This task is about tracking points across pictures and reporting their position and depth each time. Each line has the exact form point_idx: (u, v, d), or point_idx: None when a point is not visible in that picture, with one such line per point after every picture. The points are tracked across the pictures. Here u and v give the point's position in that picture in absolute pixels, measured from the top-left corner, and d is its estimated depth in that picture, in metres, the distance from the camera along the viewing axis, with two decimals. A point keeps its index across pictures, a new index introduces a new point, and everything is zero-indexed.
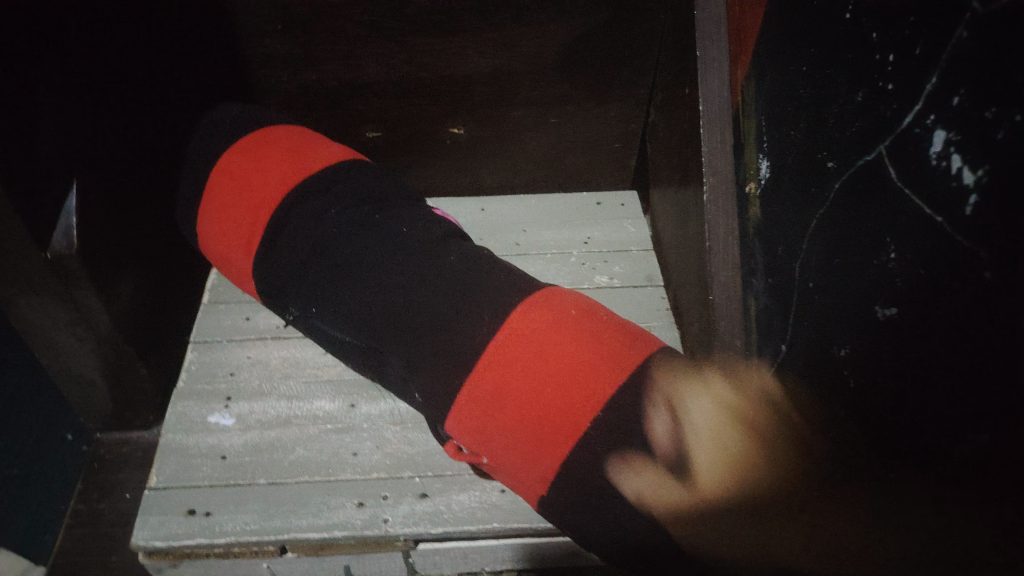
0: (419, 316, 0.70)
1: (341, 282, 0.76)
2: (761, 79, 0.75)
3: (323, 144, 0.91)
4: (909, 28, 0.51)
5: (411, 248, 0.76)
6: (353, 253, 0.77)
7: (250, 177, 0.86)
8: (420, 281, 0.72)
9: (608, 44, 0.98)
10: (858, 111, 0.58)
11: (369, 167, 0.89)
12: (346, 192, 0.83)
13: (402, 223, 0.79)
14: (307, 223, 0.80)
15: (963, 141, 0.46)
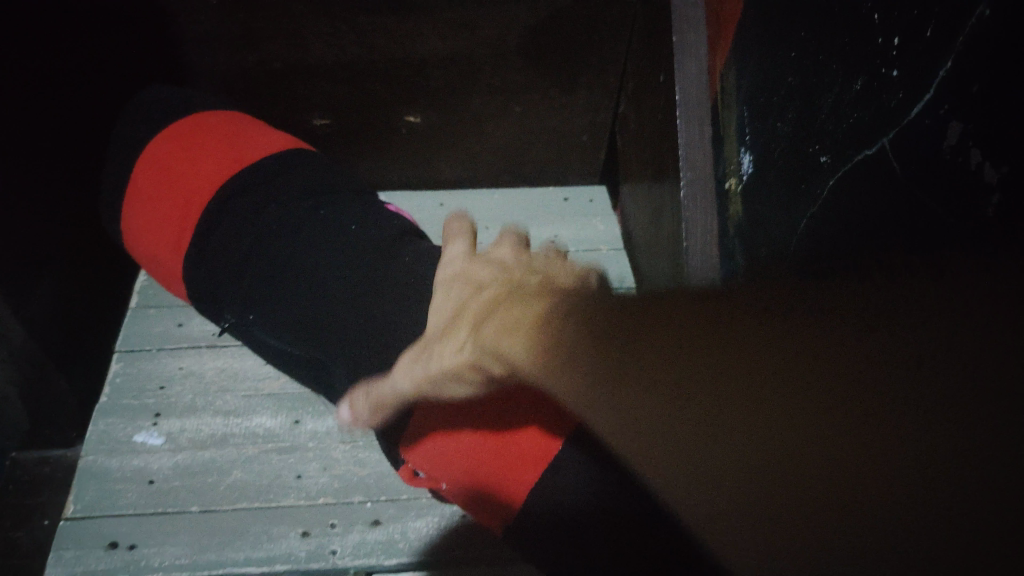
0: (368, 326, 0.62)
1: (279, 287, 0.68)
2: (744, 68, 0.70)
3: (265, 133, 0.82)
4: (918, 7, 0.45)
5: (359, 249, 0.67)
6: (293, 254, 0.68)
7: (178, 170, 0.77)
8: (370, 288, 0.64)
9: (577, 27, 0.91)
10: (856, 102, 0.52)
11: (316, 159, 0.81)
12: (289, 185, 0.74)
13: (351, 221, 0.71)
14: (243, 220, 0.72)
15: (982, 133, 0.40)
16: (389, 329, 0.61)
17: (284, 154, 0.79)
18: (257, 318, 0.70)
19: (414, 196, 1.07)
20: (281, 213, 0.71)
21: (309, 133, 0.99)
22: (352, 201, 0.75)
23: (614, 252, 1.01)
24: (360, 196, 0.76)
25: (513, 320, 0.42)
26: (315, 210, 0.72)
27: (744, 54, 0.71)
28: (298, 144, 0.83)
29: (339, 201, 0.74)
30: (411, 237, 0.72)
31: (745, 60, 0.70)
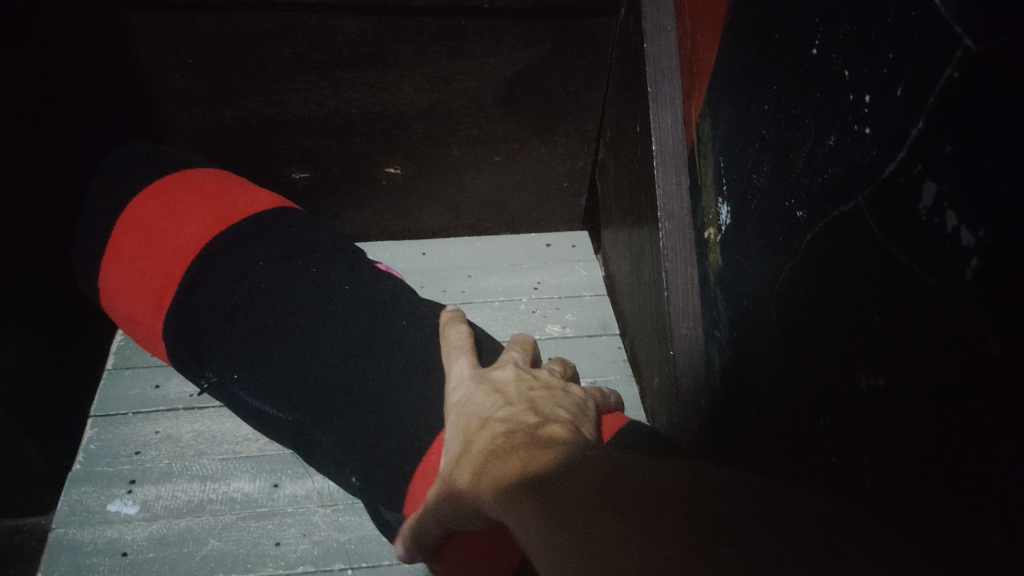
0: (349, 394, 0.61)
1: (256, 349, 0.66)
2: (719, 118, 0.71)
3: (242, 189, 0.81)
4: (887, 66, 0.45)
5: (339, 309, 0.66)
6: (272, 314, 0.67)
7: (158, 228, 0.75)
8: (350, 352, 0.63)
9: (553, 77, 0.92)
10: (830, 157, 0.52)
11: (296, 215, 0.79)
12: (270, 242, 0.73)
13: (330, 277, 0.70)
14: (220, 278, 0.70)
15: (957, 196, 0.40)
16: (368, 397, 0.60)
17: (261, 211, 0.77)
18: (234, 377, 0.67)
19: (394, 247, 1.07)
20: (258, 271, 0.69)
21: (289, 186, 0.98)
22: (333, 256, 0.73)
23: (597, 298, 1.00)
24: (343, 251, 0.75)
25: (504, 435, 0.46)
26: (295, 267, 0.70)
27: (719, 104, 0.71)
28: (276, 199, 0.82)
29: (319, 257, 0.72)
30: (395, 294, 0.70)
31: (720, 111, 0.70)
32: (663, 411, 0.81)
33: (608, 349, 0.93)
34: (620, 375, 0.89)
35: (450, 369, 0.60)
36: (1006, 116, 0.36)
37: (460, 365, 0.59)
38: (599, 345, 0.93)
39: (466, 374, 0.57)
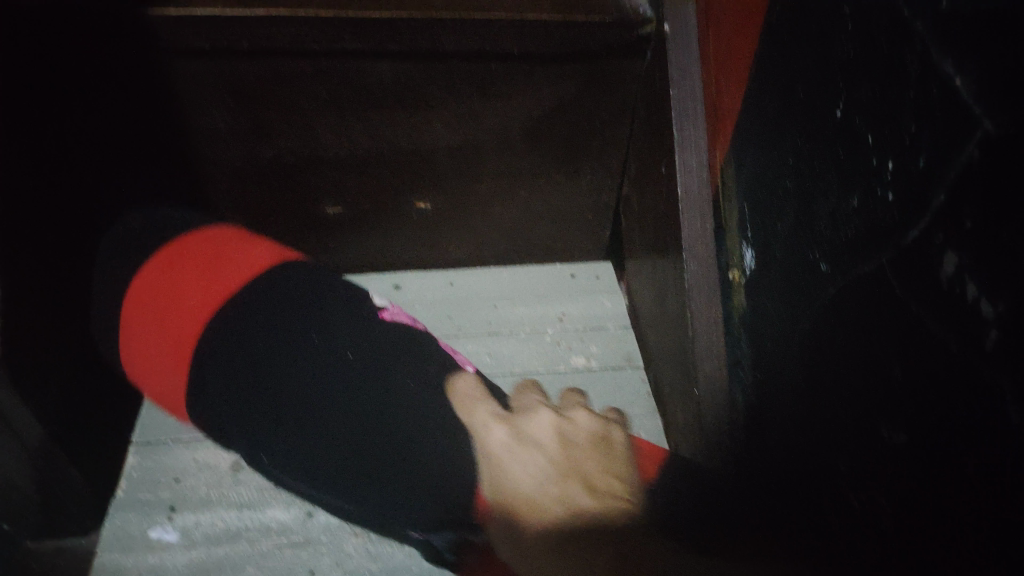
0: (404, 470, 0.66)
1: (295, 435, 0.65)
2: (743, 165, 0.73)
3: (248, 244, 0.76)
4: (909, 137, 0.47)
5: (368, 380, 0.68)
6: (304, 400, 0.65)
7: (160, 308, 0.68)
8: (394, 433, 0.66)
9: (579, 115, 0.94)
10: (853, 216, 0.54)
11: (300, 271, 0.74)
12: (276, 308, 0.69)
13: (341, 345, 0.69)
14: (238, 363, 0.65)
15: (977, 268, 0.41)
16: (426, 472, 0.66)
17: (265, 275, 0.71)
18: (274, 458, 0.67)
19: (424, 277, 1.11)
20: (273, 347, 0.66)
21: (322, 220, 1.03)
22: (335, 308, 0.72)
23: (621, 330, 1.03)
24: (339, 299, 0.73)
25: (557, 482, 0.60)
26: (308, 338, 0.68)
27: (742, 151, 0.73)
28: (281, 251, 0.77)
29: (325, 317, 0.70)
30: (399, 348, 0.72)
31: (744, 159, 0.72)
32: (684, 446, 0.83)
33: (631, 381, 0.96)
34: (642, 407, 0.92)
35: (478, 427, 0.67)
36: None
37: (491, 424, 0.66)
38: (622, 377, 0.96)
39: (498, 432, 0.66)
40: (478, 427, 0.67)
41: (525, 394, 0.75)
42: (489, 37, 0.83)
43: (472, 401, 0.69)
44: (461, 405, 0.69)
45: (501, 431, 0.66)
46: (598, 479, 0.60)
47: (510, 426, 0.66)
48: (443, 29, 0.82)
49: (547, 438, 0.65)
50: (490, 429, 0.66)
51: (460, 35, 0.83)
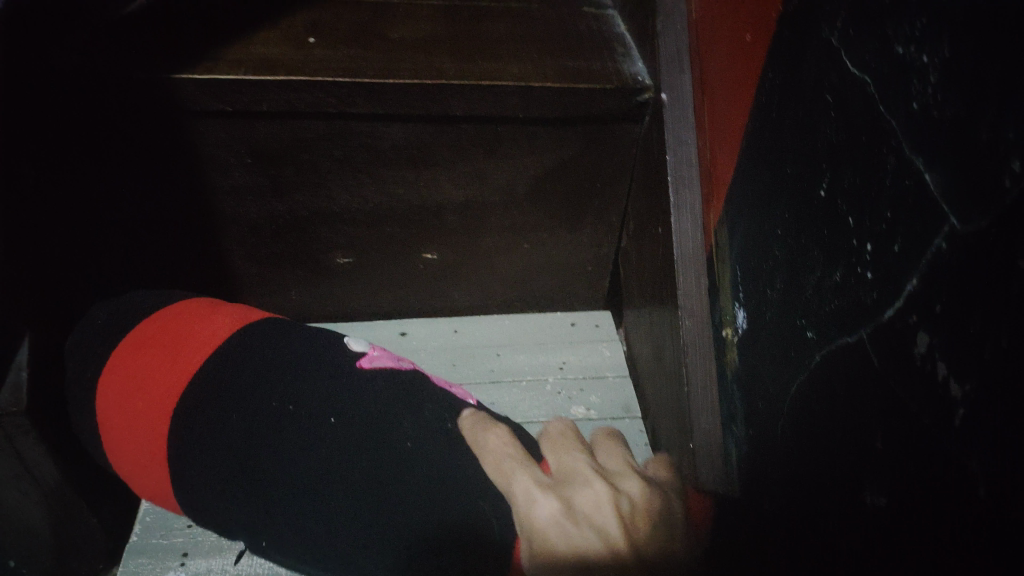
0: (384, 524, 0.56)
1: (278, 512, 0.59)
2: (735, 230, 0.77)
3: (214, 315, 0.76)
4: (885, 223, 0.51)
5: (335, 433, 0.60)
6: (268, 468, 0.59)
7: (133, 394, 0.69)
8: (362, 481, 0.58)
9: (579, 175, 0.99)
10: (836, 290, 0.58)
11: (261, 330, 0.74)
12: (234, 372, 0.66)
13: (307, 404, 0.63)
14: (207, 440, 0.62)
15: (947, 350, 0.45)
16: (409, 519, 0.56)
17: (229, 339, 0.71)
18: (275, 537, 0.61)
19: (429, 323, 1.15)
20: (237, 418, 0.62)
21: (332, 269, 1.07)
22: (314, 370, 0.67)
23: (620, 378, 1.05)
24: (325, 360, 0.69)
25: None
26: (272, 403, 0.63)
27: (736, 216, 0.77)
28: (247, 315, 0.77)
29: (293, 377, 0.66)
30: (383, 400, 0.65)
31: (737, 224, 0.77)
32: None
33: (631, 430, 0.97)
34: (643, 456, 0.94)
35: (518, 499, 0.56)
36: (995, 288, 0.41)
37: (543, 512, 0.53)
38: (622, 427, 0.98)
39: (545, 514, 0.53)
40: (519, 503, 0.56)
41: (564, 454, 0.61)
42: (495, 102, 0.88)
43: (505, 452, 0.61)
44: (487, 452, 0.61)
45: (552, 512, 0.53)
46: (653, 552, 0.50)
47: (564, 507, 0.53)
48: (453, 95, 0.87)
49: (603, 516, 0.51)
50: (536, 509, 0.54)
51: (468, 100, 0.88)
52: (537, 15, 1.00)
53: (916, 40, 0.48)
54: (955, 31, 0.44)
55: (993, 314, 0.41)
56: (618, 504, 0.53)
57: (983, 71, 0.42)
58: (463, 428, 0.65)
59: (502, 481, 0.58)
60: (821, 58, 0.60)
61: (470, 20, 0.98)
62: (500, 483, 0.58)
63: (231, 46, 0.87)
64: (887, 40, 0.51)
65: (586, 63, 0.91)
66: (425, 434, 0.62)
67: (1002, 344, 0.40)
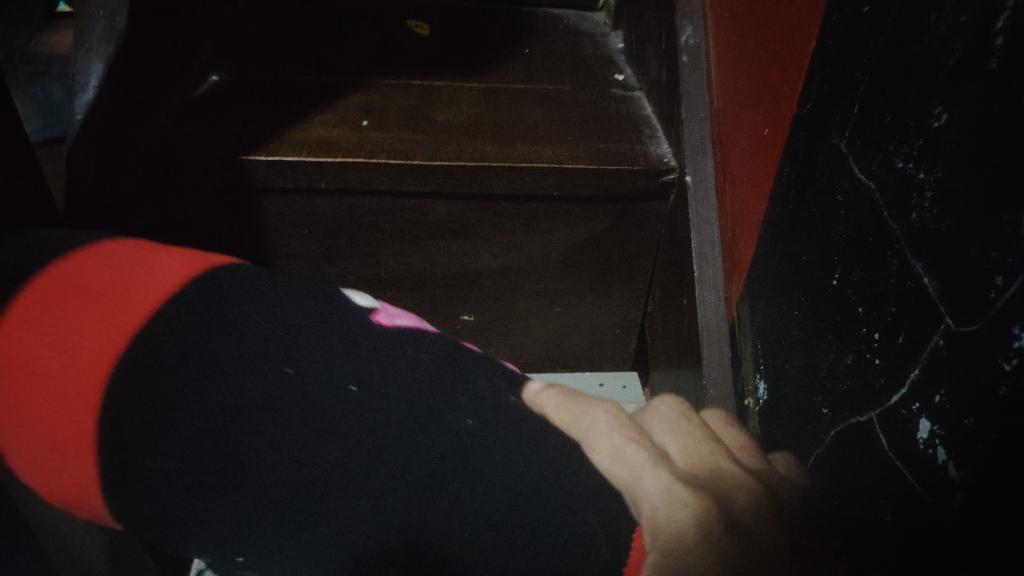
0: (455, 525, 0.44)
1: (286, 517, 0.44)
2: (755, 306, 0.83)
3: (156, 255, 0.54)
4: (891, 316, 0.57)
5: (373, 410, 0.47)
6: (274, 461, 0.44)
7: (61, 355, 0.47)
8: (411, 473, 0.45)
9: (609, 246, 1.06)
10: (848, 372, 0.64)
11: (226, 282, 0.53)
12: (203, 341, 0.48)
13: (330, 377, 0.48)
14: (177, 428, 0.45)
15: (946, 436, 0.50)
16: (480, 518, 0.45)
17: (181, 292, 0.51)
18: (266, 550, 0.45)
19: None
20: (224, 398, 0.46)
21: None
22: (329, 333, 0.51)
23: None
24: (330, 321, 0.52)
25: None
26: (277, 372, 0.47)
27: (758, 295, 0.83)
28: (203, 257, 0.55)
29: (298, 339, 0.50)
30: (419, 373, 0.50)
31: (757, 301, 0.83)
32: None
33: None
34: None
35: (621, 472, 0.48)
36: (984, 383, 0.47)
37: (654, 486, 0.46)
38: None
39: (691, 521, 0.43)
40: (622, 474, 0.48)
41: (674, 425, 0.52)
42: (532, 181, 0.95)
43: (624, 444, 0.50)
44: (600, 441, 0.50)
45: (700, 514, 0.44)
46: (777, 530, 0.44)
47: (719, 510, 0.44)
48: (494, 175, 0.94)
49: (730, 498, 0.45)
50: (679, 512, 0.44)
51: (508, 181, 0.95)
52: (570, 99, 1.09)
53: (914, 158, 0.54)
54: (944, 156, 0.50)
55: (985, 409, 0.46)
56: (772, 509, 0.45)
57: (968, 194, 0.48)
58: (555, 413, 0.53)
59: (624, 475, 0.48)
60: (833, 162, 0.66)
61: (509, 105, 1.07)
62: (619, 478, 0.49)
63: (292, 129, 0.96)
64: (889, 154, 0.57)
65: (615, 145, 0.99)
66: (483, 417, 0.49)
67: (993, 436, 0.45)
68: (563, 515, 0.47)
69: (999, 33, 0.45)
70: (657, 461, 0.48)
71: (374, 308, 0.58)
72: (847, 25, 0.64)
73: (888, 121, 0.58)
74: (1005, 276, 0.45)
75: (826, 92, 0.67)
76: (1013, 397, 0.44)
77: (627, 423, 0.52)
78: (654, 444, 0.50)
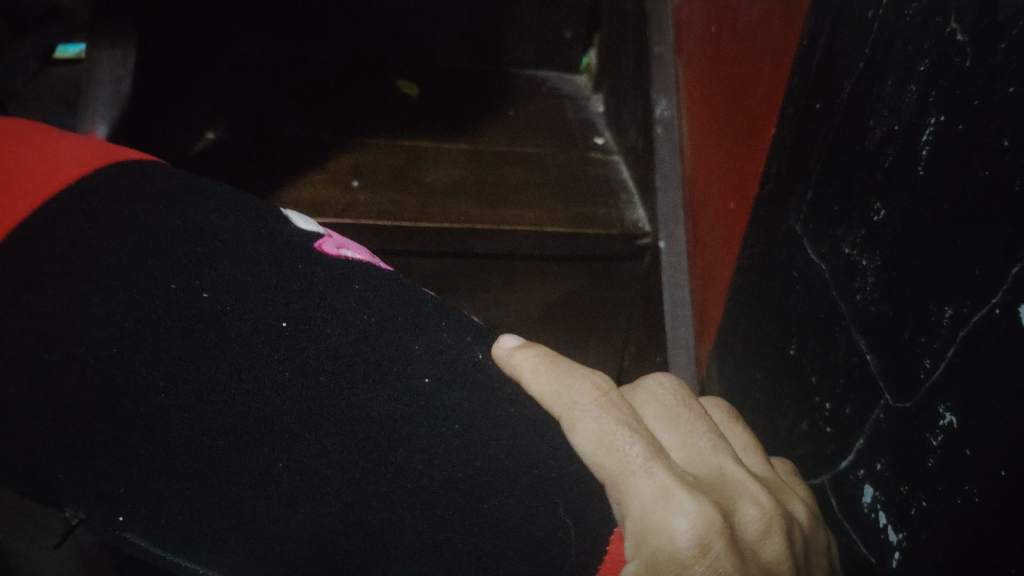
0: (402, 511, 0.40)
1: (211, 482, 0.40)
2: (723, 367, 0.89)
3: (56, 138, 0.49)
4: (839, 387, 0.62)
5: (309, 356, 0.41)
6: (212, 416, 0.39)
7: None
8: (360, 444, 0.40)
9: (587, 302, 1.11)
10: (803, 436, 0.69)
11: (142, 180, 0.47)
12: (105, 241, 0.42)
13: (259, 322, 0.42)
14: (67, 348, 0.39)
15: (886, 501, 0.55)
16: (430, 497, 0.40)
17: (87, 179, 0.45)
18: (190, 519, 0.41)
19: None
20: (135, 317, 0.40)
21: None
22: (276, 264, 0.45)
23: None
24: (298, 263, 0.46)
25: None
26: (199, 299, 0.41)
27: (725, 356, 0.88)
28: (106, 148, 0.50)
29: (226, 267, 0.43)
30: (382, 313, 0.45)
31: (724, 363, 0.88)
32: None
33: None
34: None
35: (602, 448, 0.45)
36: (916, 454, 0.52)
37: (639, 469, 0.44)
38: None
39: (687, 531, 0.43)
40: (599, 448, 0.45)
41: (660, 407, 0.51)
42: (513, 243, 1.00)
43: (615, 426, 0.46)
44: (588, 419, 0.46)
45: (694, 513, 0.43)
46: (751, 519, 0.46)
47: (719, 525, 0.44)
48: (478, 235, 0.99)
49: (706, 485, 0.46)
50: (675, 517, 0.43)
51: (490, 243, 1.00)
52: (552, 162, 1.15)
53: (858, 246, 0.60)
54: (882, 248, 0.56)
55: (916, 478, 0.52)
56: (772, 525, 0.46)
57: (901, 284, 0.54)
58: (533, 381, 0.48)
59: (612, 464, 0.45)
60: (790, 241, 0.72)
61: (493, 168, 1.12)
62: (606, 469, 0.44)
63: (284, 189, 1.01)
64: (838, 240, 0.63)
65: (593, 210, 1.04)
66: (440, 369, 0.44)
67: (923, 504, 0.51)
68: (539, 502, 0.42)
69: (924, 144, 0.51)
70: (654, 456, 0.46)
71: (319, 237, 0.51)
72: (800, 117, 0.70)
73: (836, 209, 0.64)
74: (931, 359, 0.50)
75: (783, 176, 0.74)
76: (940, 469, 0.49)
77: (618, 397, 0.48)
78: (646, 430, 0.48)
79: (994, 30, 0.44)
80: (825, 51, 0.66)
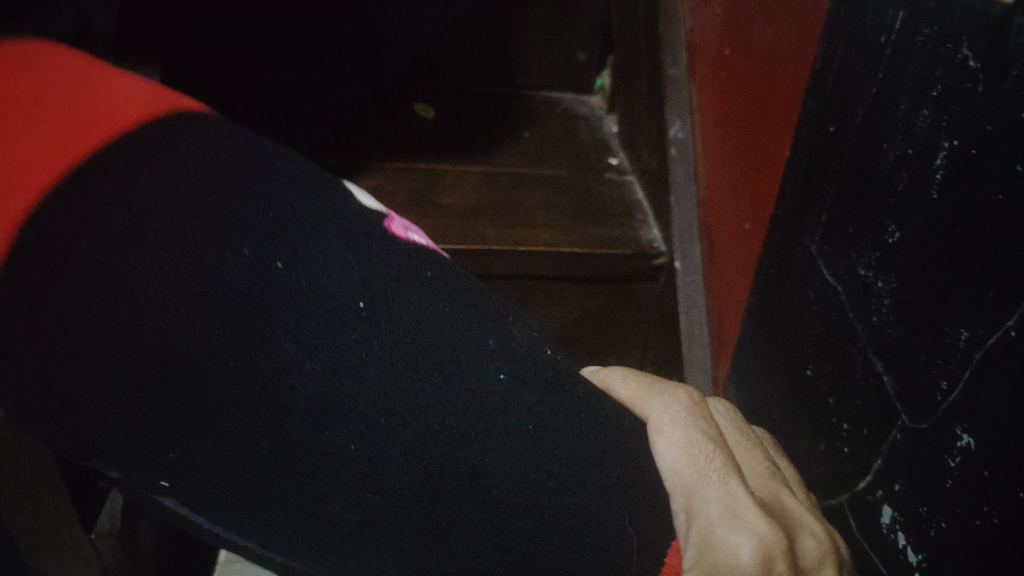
0: (471, 510, 0.36)
1: (258, 466, 0.33)
2: (740, 386, 0.89)
3: (111, 76, 0.35)
4: (856, 408, 0.63)
5: (389, 340, 0.34)
6: (276, 398, 0.32)
7: None
8: (435, 441, 0.35)
9: (604, 321, 1.12)
10: (821, 457, 0.69)
11: (213, 138, 0.35)
12: (167, 201, 0.32)
13: (326, 290, 0.33)
14: (132, 317, 0.30)
15: (904, 522, 0.56)
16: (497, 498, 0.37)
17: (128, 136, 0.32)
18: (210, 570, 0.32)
19: None
20: (199, 287, 0.31)
21: None
22: (329, 224, 0.35)
23: None
24: (344, 224, 0.36)
25: None
26: (268, 266, 0.33)
27: (743, 376, 0.89)
28: (169, 98, 0.36)
29: (289, 213, 0.34)
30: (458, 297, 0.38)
31: (742, 381, 0.89)
32: None
33: None
34: None
35: (676, 453, 0.45)
36: (932, 475, 0.52)
37: (707, 476, 0.44)
38: None
39: (746, 540, 0.42)
40: (672, 450, 0.45)
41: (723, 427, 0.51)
42: (531, 263, 1.02)
43: (690, 436, 0.46)
44: (673, 425, 0.46)
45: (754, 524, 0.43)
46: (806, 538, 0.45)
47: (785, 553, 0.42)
48: (496, 257, 1.01)
49: (762, 500, 0.45)
50: (735, 523, 0.43)
51: (508, 263, 1.02)
52: (567, 183, 1.17)
53: (873, 268, 0.61)
54: (897, 271, 0.57)
55: (933, 499, 0.52)
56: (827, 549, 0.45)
57: (916, 307, 0.54)
58: (625, 393, 0.49)
59: (685, 470, 0.44)
60: (806, 262, 0.73)
61: (509, 190, 1.14)
62: (678, 473, 0.44)
63: None
64: (853, 262, 0.64)
65: (608, 230, 1.06)
66: (520, 367, 0.38)
67: (942, 525, 0.51)
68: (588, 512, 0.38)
69: (937, 169, 0.52)
70: (726, 472, 0.46)
71: (383, 214, 0.40)
72: (815, 140, 0.71)
73: (851, 232, 0.64)
74: (947, 381, 0.50)
75: (798, 199, 0.75)
76: (958, 491, 0.49)
77: (696, 410, 0.49)
78: (723, 448, 0.48)
79: (1004, 58, 0.45)
80: (837, 76, 0.67)
